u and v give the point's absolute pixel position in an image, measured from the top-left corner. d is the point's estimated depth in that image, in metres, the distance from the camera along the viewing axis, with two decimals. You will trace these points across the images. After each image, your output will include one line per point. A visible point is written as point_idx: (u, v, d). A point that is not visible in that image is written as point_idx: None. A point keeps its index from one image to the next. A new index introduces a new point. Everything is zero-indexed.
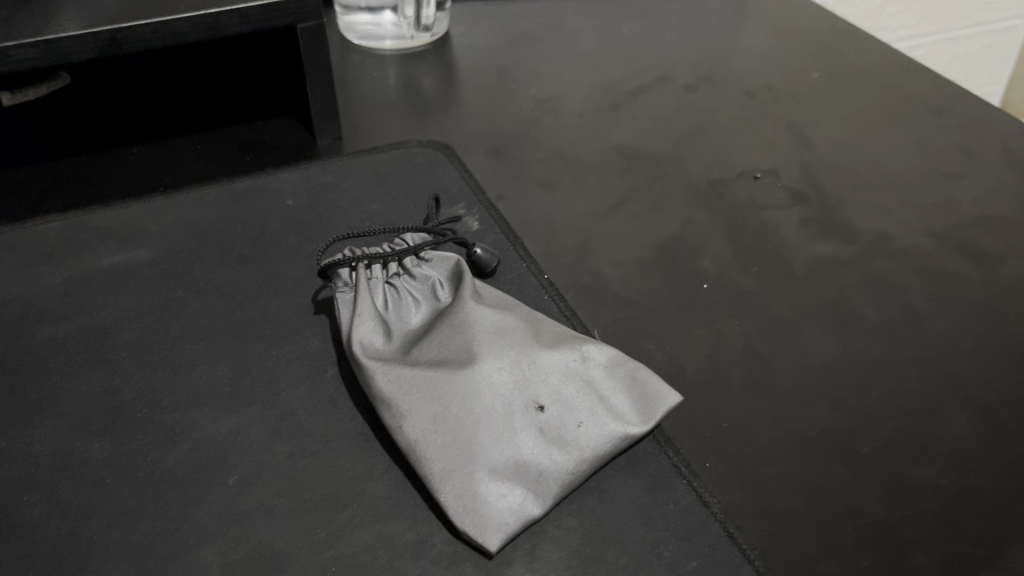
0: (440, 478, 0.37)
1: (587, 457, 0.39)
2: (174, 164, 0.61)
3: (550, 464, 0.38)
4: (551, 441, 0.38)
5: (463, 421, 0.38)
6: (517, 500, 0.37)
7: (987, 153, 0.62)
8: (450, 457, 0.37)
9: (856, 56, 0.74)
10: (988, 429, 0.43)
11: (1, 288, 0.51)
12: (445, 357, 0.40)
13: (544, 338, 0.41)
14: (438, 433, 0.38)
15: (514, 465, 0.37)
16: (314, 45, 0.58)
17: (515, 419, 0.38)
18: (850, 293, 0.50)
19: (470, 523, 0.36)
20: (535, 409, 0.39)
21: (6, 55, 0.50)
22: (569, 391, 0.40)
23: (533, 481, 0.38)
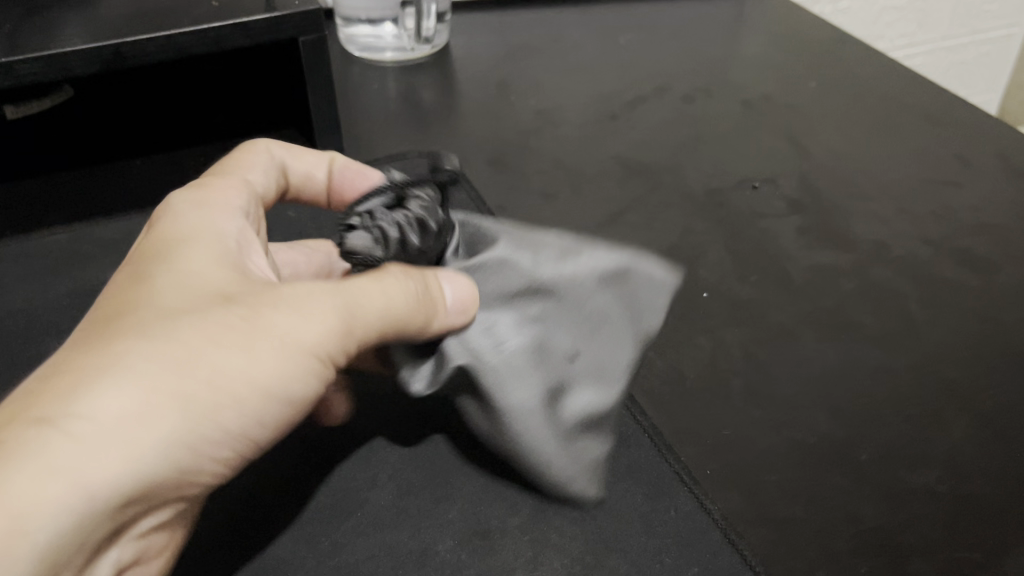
0: (524, 441, 0.38)
1: (631, 375, 0.40)
2: (177, 176, 0.62)
3: (612, 398, 0.40)
4: (598, 375, 0.40)
5: (526, 371, 0.39)
6: (588, 444, 0.40)
7: (983, 162, 0.62)
8: (533, 422, 0.38)
9: (854, 66, 0.75)
10: (986, 436, 0.43)
11: (6, 301, 0.51)
12: (487, 322, 0.40)
13: (545, 254, 0.41)
14: (513, 388, 0.38)
15: (578, 410, 0.40)
16: (316, 58, 0.59)
17: (561, 361, 0.40)
18: (849, 302, 0.51)
19: (565, 480, 0.39)
20: (571, 346, 0.40)
21: (10, 70, 0.50)
22: (597, 318, 0.41)
23: (600, 418, 0.40)
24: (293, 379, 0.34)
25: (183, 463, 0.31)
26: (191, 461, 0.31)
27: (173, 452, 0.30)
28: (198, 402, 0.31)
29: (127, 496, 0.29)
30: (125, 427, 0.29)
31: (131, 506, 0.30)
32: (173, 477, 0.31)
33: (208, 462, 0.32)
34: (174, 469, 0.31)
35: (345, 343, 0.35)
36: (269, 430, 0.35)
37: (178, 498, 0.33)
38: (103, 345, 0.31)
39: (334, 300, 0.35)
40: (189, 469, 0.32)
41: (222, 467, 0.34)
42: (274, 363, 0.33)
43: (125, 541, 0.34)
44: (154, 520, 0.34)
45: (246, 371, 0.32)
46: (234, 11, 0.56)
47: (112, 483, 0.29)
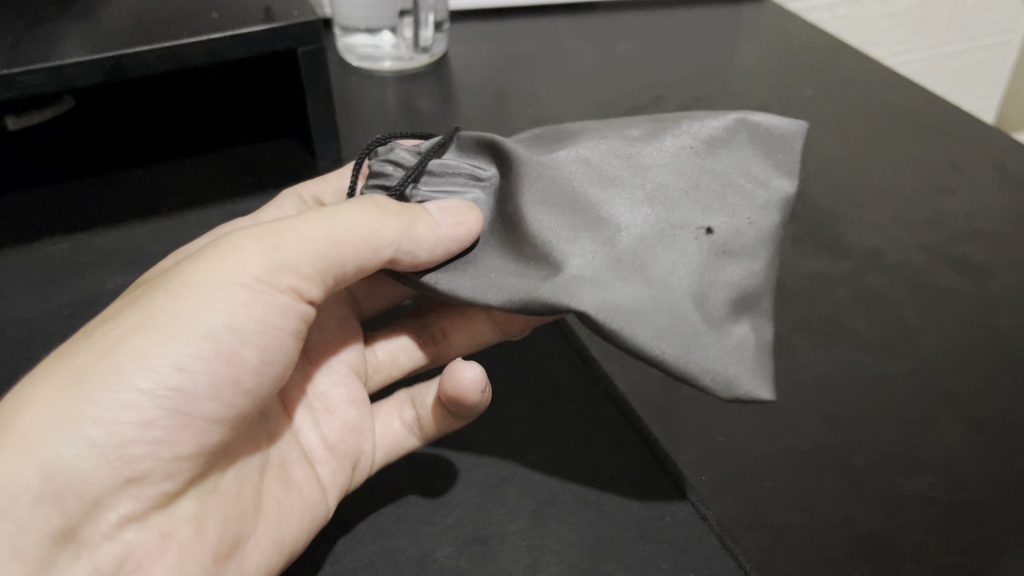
0: (667, 343, 0.34)
1: (765, 253, 0.38)
2: (177, 185, 0.62)
3: (746, 278, 0.37)
4: (731, 255, 0.37)
5: (645, 262, 0.36)
6: (747, 334, 0.36)
7: (977, 169, 0.63)
8: (670, 324, 0.35)
9: (850, 74, 0.75)
10: (980, 442, 0.44)
11: (8, 311, 0.52)
12: (592, 215, 0.37)
13: (647, 135, 0.40)
14: (628, 283, 0.35)
15: (722, 291, 0.36)
16: (314, 68, 0.59)
17: (691, 245, 0.37)
18: (844, 309, 0.51)
19: (739, 383, 0.34)
20: (703, 230, 0.37)
21: (11, 81, 0.51)
22: (713, 202, 0.38)
23: (746, 301, 0.37)
24: (210, 323, 0.35)
25: (100, 438, 0.33)
26: (115, 428, 0.33)
27: (76, 433, 0.32)
28: (89, 378, 0.33)
29: (49, 483, 0.32)
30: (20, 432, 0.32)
31: (68, 486, 0.32)
32: (101, 452, 0.33)
33: (143, 427, 0.33)
34: (85, 440, 0.32)
35: (266, 275, 0.36)
36: (215, 383, 0.35)
37: (150, 473, 0.34)
38: (52, 357, 0.35)
39: (248, 248, 0.36)
40: (119, 440, 0.33)
41: (177, 431, 0.34)
42: (177, 320, 0.34)
43: (130, 532, 0.34)
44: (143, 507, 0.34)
45: (136, 337, 0.34)
46: (234, 22, 0.56)
47: (19, 474, 0.31)
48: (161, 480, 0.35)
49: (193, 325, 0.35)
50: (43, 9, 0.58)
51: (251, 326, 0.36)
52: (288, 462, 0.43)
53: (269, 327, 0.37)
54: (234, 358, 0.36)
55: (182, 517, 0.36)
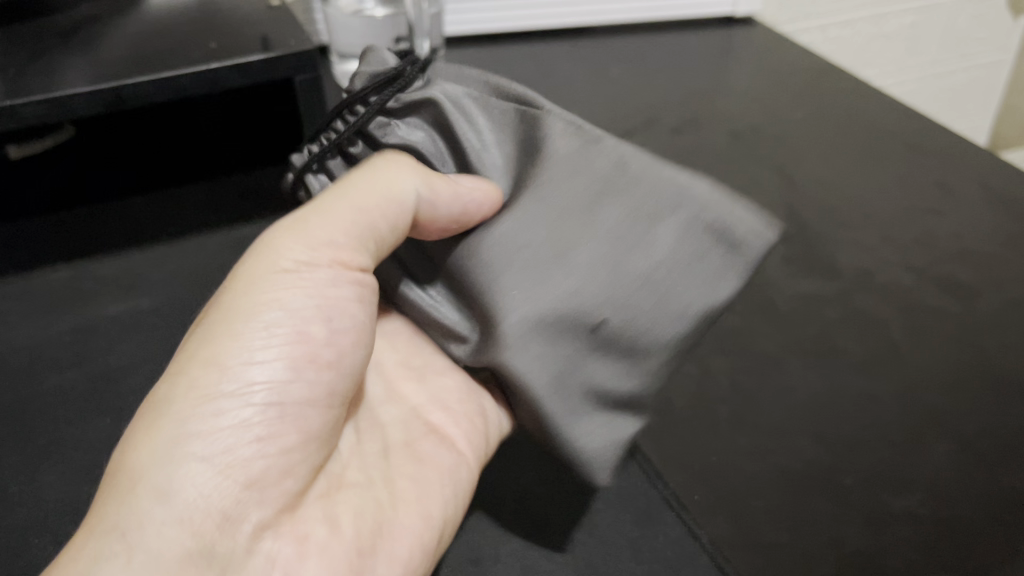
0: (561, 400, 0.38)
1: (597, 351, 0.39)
2: (176, 213, 0.63)
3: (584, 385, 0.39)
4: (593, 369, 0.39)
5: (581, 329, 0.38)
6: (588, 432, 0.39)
7: (964, 190, 0.64)
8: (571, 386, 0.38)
9: (839, 98, 0.76)
10: (966, 460, 0.44)
11: (10, 339, 0.53)
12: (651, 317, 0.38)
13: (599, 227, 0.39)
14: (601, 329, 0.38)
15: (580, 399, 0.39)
16: (311, 95, 0.60)
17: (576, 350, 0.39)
18: (834, 329, 0.52)
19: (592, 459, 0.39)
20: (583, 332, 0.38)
21: (14, 113, 0.52)
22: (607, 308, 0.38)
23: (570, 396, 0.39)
24: (272, 317, 0.37)
25: (206, 452, 0.33)
26: (218, 441, 0.34)
27: (185, 453, 0.33)
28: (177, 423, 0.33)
29: (170, 510, 0.32)
30: (133, 469, 0.32)
31: (190, 508, 0.33)
32: (213, 466, 0.33)
33: (242, 430, 0.35)
34: (195, 460, 0.33)
35: (306, 258, 0.38)
36: (293, 366, 0.36)
37: (265, 475, 0.35)
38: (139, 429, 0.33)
39: (286, 237, 0.38)
40: (227, 448, 0.34)
41: (275, 423, 0.36)
42: (236, 321, 0.36)
43: (268, 539, 0.35)
44: (270, 512, 0.35)
45: (198, 366, 0.35)
46: (232, 52, 0.57)
47: (139, 508, 0.32)
48: (282, 479, 0.36)
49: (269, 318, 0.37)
50: (44, 40, 0.59)
51: (311, 311, 0.37)
52: (415, 439, 0.44)
53: (334, 305, 0.38)
54: (303, 338, 0.37)
55: (313, 518, 0.37)
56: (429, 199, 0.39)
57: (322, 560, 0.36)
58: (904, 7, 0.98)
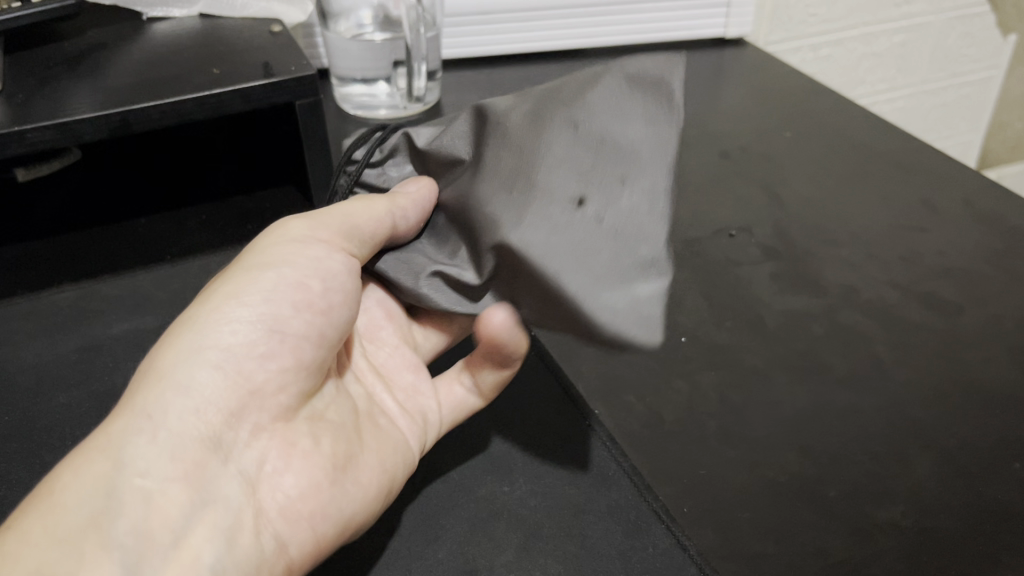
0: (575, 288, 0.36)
1: (598, 220, 0.39)
2: (179, 233, 0.65)
3: (593, 247, 0.38)
4: (572, 226, 0.39)
5: (596, 183, 0.40)
6: (641, 293, 0.37)
7: (949, 208, 0.65)
8: (591, 245, 0.38)
9: (829, 118, 0.78)
10: (948, 473, 0.46)
11: (19, 357, 0.54)
12: (608, 138, 0.42)
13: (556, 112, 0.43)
14: (603, 188, 0.40)
15: (619, 280, 0.37)
16: (311, 119, 0.61)
17: (569, 215, 0.39)
18: (820, 345, 0.53)
19: (630, 324, 0.36)
20: (573, 204, 0.40)
21: (23, 137, 0.53)
22: (590, 167, 0.41)
23: (633, 265, 0.38)
24: (279, 270, 0.44)
25: (221, 361, 0.41)
26: (229, 351, 0.41)
27: (202, 359, 0.40)
28: (198, 333, 0.41)
29: (187, 401, 0.39)
30: (161, 367, 0.40)
31: (201, 401, 0.39)
32: (225, 372, 0.40)
33: (249, 348, 0.41)
34: (207, 367, 0.40)
35: (310, 234, 0.45)
36: (295, 306, 0.43)
37: (266, 387, 0.42)
38: (165, 347, 0.40)
39: (296, 221, 0.46)
40: (236, 358, 0.41)
41: (277, 347, 0.42)
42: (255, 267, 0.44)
43: (261, 440, 0.42)
44: (266, 419, 0.42)
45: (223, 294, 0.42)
46: (235, 78, 0.59)
47: (163, 396, 0.39)
48: (278, 394, 0.42)
49: (282, 272, 0.44)
50: (52, 67, 0.61)
51: (310, 271, 0.44)
52: (373, 414, 0.49)
53: (335, 275, 0.44)
54: (303, 287, 0.43)
55: (301, 433, 0.43)
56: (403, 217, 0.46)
57: (303, 466, 0.42)
58: (894, 26, 1.00)
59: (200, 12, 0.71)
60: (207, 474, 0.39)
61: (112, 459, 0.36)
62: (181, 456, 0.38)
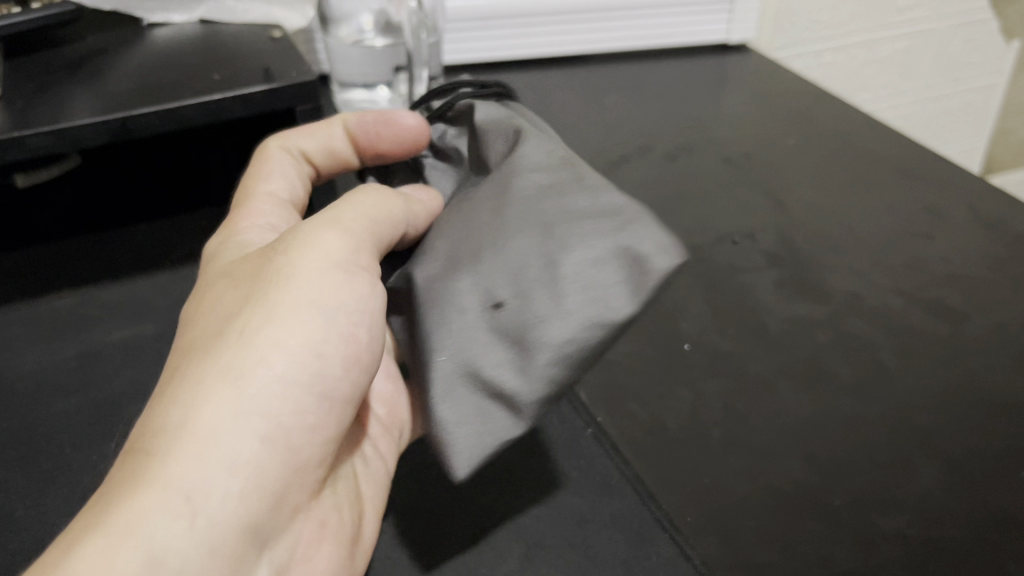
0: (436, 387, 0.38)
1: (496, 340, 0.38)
2: (180, 240, 0.64)
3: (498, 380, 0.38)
4: (506, 341, 0.38)
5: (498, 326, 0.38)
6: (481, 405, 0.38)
7: (953, 215, 0.65)
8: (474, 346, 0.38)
9: (833, 124, 0.78)
10: (954, 481, 0.45)
11: (17, 364, 0.54)
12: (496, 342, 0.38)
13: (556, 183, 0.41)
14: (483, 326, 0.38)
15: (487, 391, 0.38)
16: (312, 125, 0.61)
17: (482, 320, 0.38)
18: (824, 352, 0.53)
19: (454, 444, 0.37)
20: (491, 306, 0.38)
21: (22, 143, 0.53)
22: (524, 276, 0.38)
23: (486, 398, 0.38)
24: (328, 311, 0.38)
25: (267, 426, 0.35)
26: (273, 411, 0.36)
27: (247, 420, 0.35)
28: (240, 372, 0.35)
29: (238, 480, 0.34)
30: (189, 429, 0.33)
31: (250, 480, 0.34)
32: (268, 438, 0.35)
33: (300, 415, 0.37)
34: (251, 436, 0.35)
35: (347, 260, 0.39)
36: (346, 364, 0.39)
37: (306, 459, 0.38)
38: (195, 389, 0.34)
39: (327, 231, 0.40)
40: (281, 423, 0.36)
41: (325, 415, 0.38)
42: (293, 303, 0.37)
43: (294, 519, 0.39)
44: (303, 498, 0.39)
45: (268, 330, 0.36)
46: (234, 84, 0.59)
47: (200, 469, 0.33)
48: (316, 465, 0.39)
49: (330, 307, 0.38)
50: (52, 73, 0.60)
51: (358, 318, 0.39)
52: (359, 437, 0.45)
53: (370, 300, 0.40)
54: (353, 339, 0.39)
55: (328, 505, 0.41)
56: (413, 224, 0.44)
57: (328, 542, 0.41)
58: (897, 33, 1.00)
59: (201, 18, 0.71)
60: (239, 567, 0.35)
61: (140, 546, 0.30)
62: (219, 549, 0.33)
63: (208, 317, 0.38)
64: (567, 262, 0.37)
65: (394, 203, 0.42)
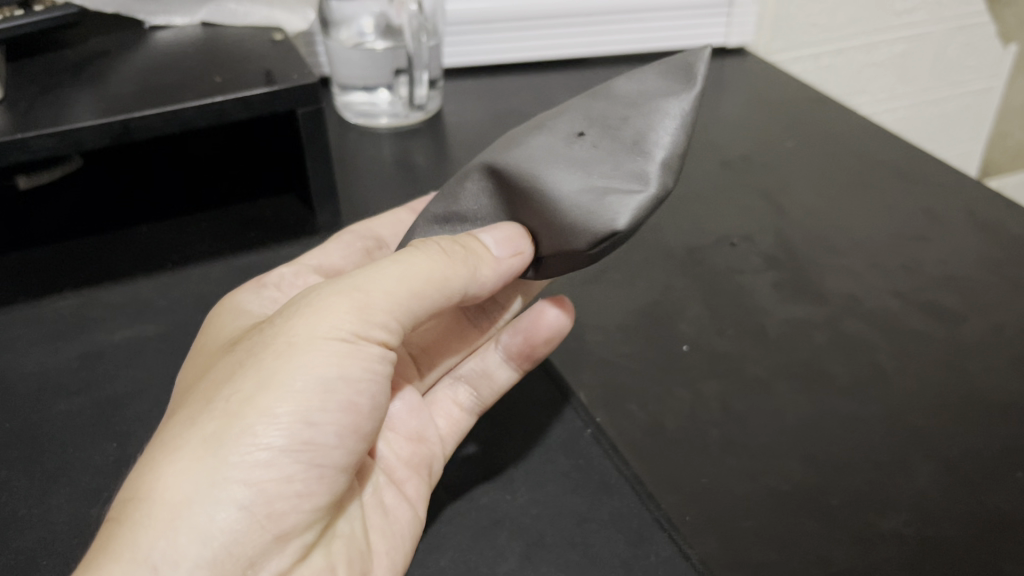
0: (608, 170, 0.37)
1: (601, 142, 0.38)
2: (182, 242, 0.65)
3: (632, 162, 0.37)
4: (611, 138, 0.38)
5: (610, 129, 0.38)
6: (619, 196, 0.37)
7: (951, 217, 0.65)
8: (606, 149, 0.38)
9: (830, 127, 0.78)
10: (952, 482, 0.45)
11: (20, 365, 0.54)
12: (599, 162, 0.38)
13: None
14: (603, 136, 0.38)
15: (607, 178, 0.37)
16: (313, 128, 0.62)
17: (570, 144, 0.39)
18: (822, 354, 0.53)
19: (598, 220, 0.37)
20: (573, 133, 0.39)
21: (24, 144, 0.53)
22: (597, 107, 0.40)
23: (622, 175, 0.37)
24: (324, 380, 0.37)
25: (248, 500, 0.35)
26: (256, 486, 0.36)
27: (226, 495, 0.35)
28: (225, 443, 0.35)
29: (208, 549, 0.34)
30: (168, 500, 0.34)
31: (223, 548, 0.35)
32: (249, 511, 0.35)
33: (284, 483, 0.36)
34: (227, 504, 0.35)
35: (358, 330, 0.37)
36: (341, 433, 0.38)
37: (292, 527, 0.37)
38: (177, 456, 0.35)
39: (337, 297, 0.37)
40: (265, 497, 0.36)
41: (314, 483, 0.38)
42: (286, 374, 0.36)
43: None
44: (289, 563, 0.38)
45: (258, 399, 0.36)
46: (236, 86, 0.59)
47: (175, 543, 0.33)
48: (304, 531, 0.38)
49: (323, 377, 0.37)
50: (55, 75, 0.61)
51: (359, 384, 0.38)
52: (378, 485, 0.45)
53: (374, 368, 0.38)
54: (352, 408, 0.38)
55: (318, 567, 0.39)
56: (477, 285, 0.40)
57: None
58: (895, 36, 1.00)
59: (202, 20, 0.71)
60: None
61: None
62: None
63: (211, 378, 0.38)
64: (618, 84, 0.40)
65: (451, 270, 0.39)
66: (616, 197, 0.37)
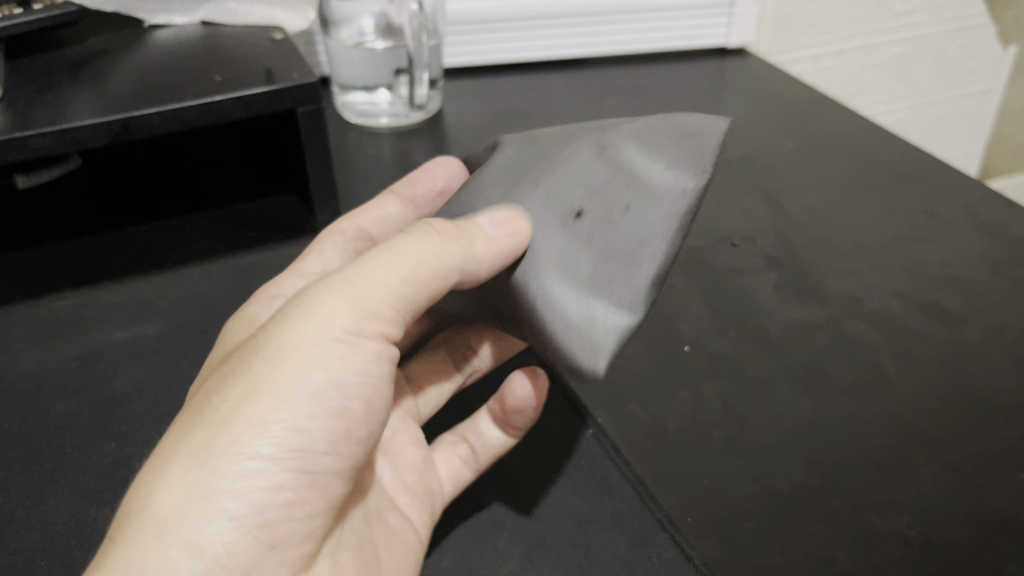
0: (605, 267, 0.39)
1: (600, 239, 0.39)
2: (181, 242, 0.64)
3: (625, 275, 0.38)
4: (610, 237, 0.39)
5: (618, 219, 0.40)
6: (608, 309, 0.38)
7: (952, 218, 0.65)
8: (607, 249, 0.39)
9: (831, 128, 0.78)
10: (954, 483, 0.45)
11: (18, 364, 0.54)
12: (598, 260, 0.39)
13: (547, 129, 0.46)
14: (604, 229, 0.39)
15: (598, 282, 0.38)
16: (312, 126, 0.61)
17: (570, 226, 0.39)
18: (824, 355, 0.53)
19: (577, 331, 0.37)
20: (573, 214, 0.40)
21: (23, 143, 0.53)
22: (606, 184, 0.40)
23: (615, 287, 0.38)
24: (316, 384, 0.37)
25: (239, 510, 0.35)
26: (248, 496, 0.35)
27: (217, 507, 0.35)
28: (215, 454, 0.35)
29: (200, 562, 0.34)
30: (162, 516, 0.34)
31: (216, 560, 0.34)
32: (240, 522, 0.35)
33: (274, 492, 0.36)
34: (218, 517, 0.35)
35: (349, 328, 0.37)
36: (333, 439, 0.38)
37: (287, 535, 0.37)
38: (168, 471, 0.35)
39: (332, 297, 0.37)
40: (257, 507, 0.36)
41: (305, 490, 0.37)
42: (277, 381, 0.36)
43: None
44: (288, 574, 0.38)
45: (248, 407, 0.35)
46: (235, 85, 0.59)
47: (168, 558, 0.33)
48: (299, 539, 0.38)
49: (315, 382, 0.37)
50: (54, 74, 0.60)
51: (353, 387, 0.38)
52: (383, 509, 0.45)
53: (369, 372, 0.38)
54: (345, 412, 0.38)
55: None
56: (473, 268, 0.39)
57: None
58: (895, 38, 1.00)
59: (201, 20, 0.71)
60: None
61: None
62: None
63: (203, 392, 0.37)
64: (627, 156, 0.41)
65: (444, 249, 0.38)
66: (608, 308, 0.38)
